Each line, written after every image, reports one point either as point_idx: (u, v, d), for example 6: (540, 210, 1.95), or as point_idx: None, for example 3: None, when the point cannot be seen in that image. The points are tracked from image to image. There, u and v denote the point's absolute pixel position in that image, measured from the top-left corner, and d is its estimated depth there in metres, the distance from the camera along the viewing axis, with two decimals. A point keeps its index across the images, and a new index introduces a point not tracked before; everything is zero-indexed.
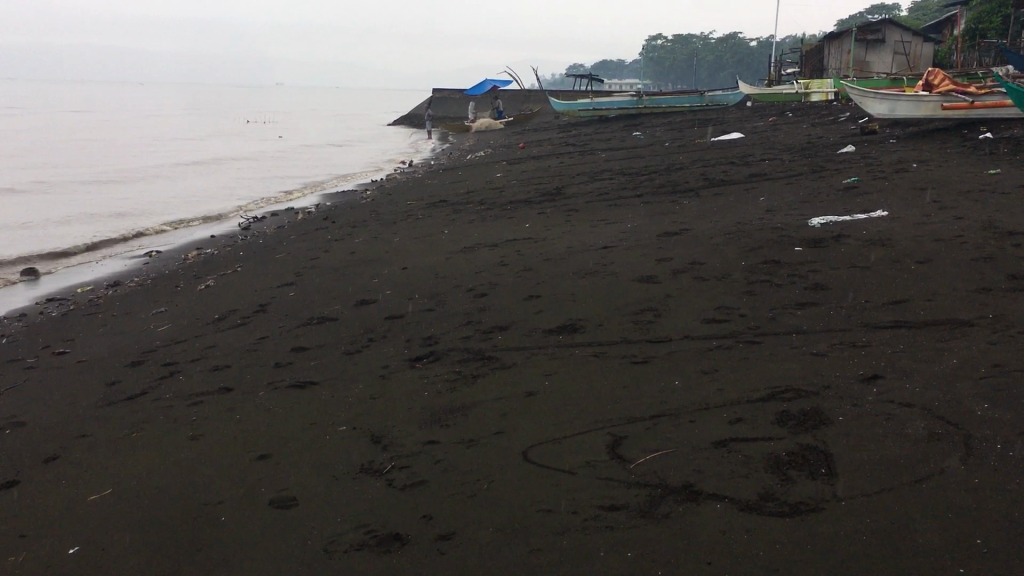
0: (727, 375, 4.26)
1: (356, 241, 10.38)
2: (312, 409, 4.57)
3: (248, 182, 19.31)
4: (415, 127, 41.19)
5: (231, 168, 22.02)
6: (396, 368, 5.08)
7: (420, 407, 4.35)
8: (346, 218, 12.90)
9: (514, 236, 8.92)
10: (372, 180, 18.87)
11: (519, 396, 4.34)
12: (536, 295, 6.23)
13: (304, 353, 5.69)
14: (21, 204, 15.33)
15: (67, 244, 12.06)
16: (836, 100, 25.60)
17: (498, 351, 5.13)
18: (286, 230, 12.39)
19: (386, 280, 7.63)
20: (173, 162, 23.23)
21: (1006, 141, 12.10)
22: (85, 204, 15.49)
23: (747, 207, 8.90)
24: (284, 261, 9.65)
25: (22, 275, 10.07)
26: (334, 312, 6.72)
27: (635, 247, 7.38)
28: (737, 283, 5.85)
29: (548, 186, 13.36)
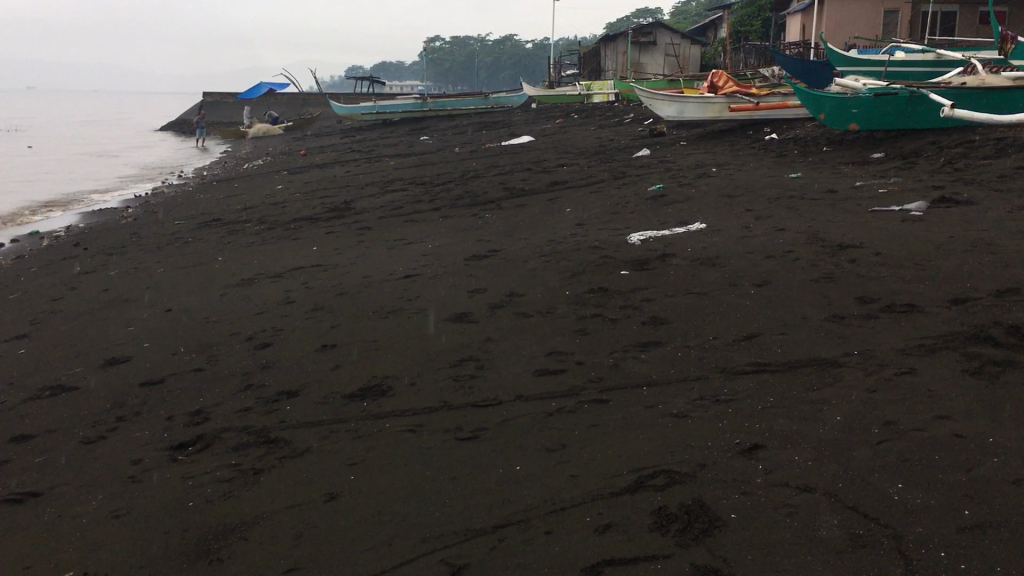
0: (579, 453, 3.42)
1: (112, 274, 8.88)
2: (23, 542, 3.32)
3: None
4: (186, 131, 38.43)
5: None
6: (152, 463, 3.89)
7: (180, 530, 3.23)
8: (101, 243, 11.22)
9: (303, 263, 7.79)
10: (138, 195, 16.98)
11: (319, 501, 3.30)
12: (330, 345, 5.19)
13: (24, 444, 4.36)
14: None
15: None
16: (619, 99, 25.90)
17: (285, 428, 4.06)
18: (25, 261, 10.57)
19: (146, 328, 6.33)
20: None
21: (793, 140, 12.23)
22: None
23: (556, 221, 8.25)
24: (18, 302, 8.05)
25: None
26: (74, 377, 5.38)
27: (444, 275, 6.47)
28: (565, 319, 5.07)
29: (338, 200, 12.22)
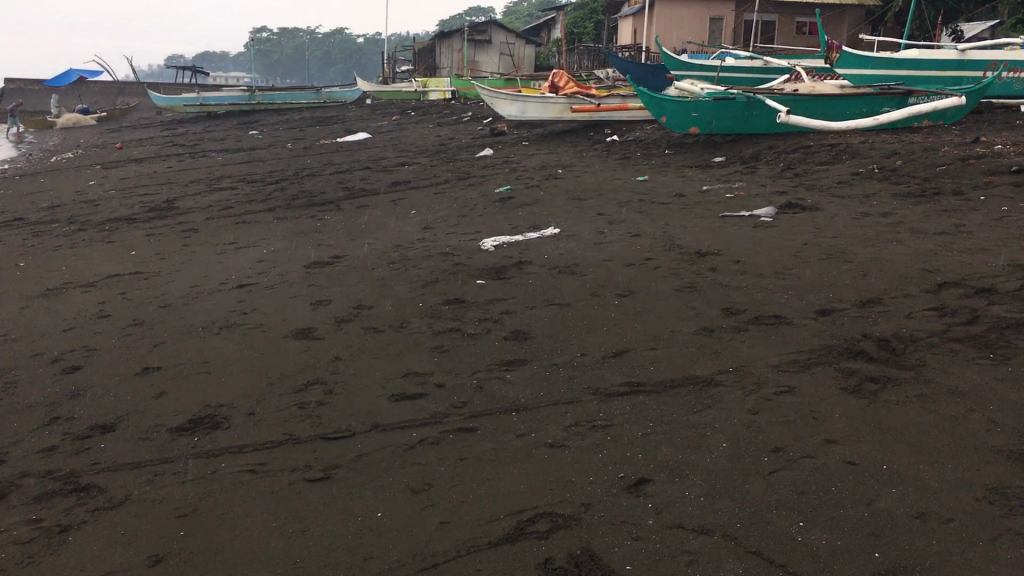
0: (745, 376, 3.59)
1: (424, 184, 10.11)
2: (278, 379, 4.13)
3: (349, 128, 19.54)
4: None
5: (335, 119, 22.43)
6: (401, 337, 4.55)
7: (390, 393, 3.86)
8: (427, 156, 12.70)
9: (578, 193, 8.30)
10: (472, 117, 18.77)
11: (522, 389, 3.75)
12: (567, 261, 5.67)
13: (304, 304, 5.29)
14: (126, 165, 15.84)
15: (148, 189, 12.19)
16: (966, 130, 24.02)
17: (502, 325, 4.57)
18: (366, 166, 12.30)
19: (427, 232, 7.21)
20: (284, 120, 23.90)
21: None
22: (188, 160, 15.89)
23: (832, 168, 8.10)
24: (337, 205, 9.29)
25: (93, 215, 10.15)
26: (360, 260, 6.33)
27: (699, 218, 6.66)
28: (798, 258, 5.10)
29: (638, 132, 12.73)
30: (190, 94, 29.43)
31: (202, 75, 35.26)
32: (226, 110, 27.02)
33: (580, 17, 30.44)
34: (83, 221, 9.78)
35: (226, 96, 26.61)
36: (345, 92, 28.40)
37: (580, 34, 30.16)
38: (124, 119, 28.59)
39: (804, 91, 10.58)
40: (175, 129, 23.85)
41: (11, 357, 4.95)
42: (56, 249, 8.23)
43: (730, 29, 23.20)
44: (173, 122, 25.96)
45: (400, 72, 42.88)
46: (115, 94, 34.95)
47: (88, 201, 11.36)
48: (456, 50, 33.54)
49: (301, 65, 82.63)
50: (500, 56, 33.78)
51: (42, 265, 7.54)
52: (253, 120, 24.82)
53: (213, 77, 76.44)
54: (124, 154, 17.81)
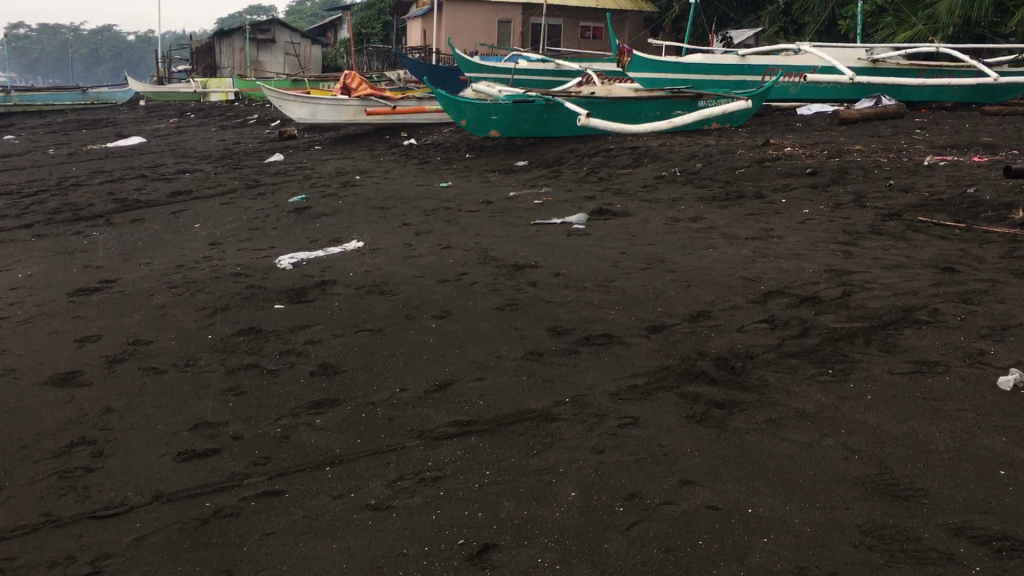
0: (584, 407, 3.27)
1: (210, 193, 9.29)
2: (31, 441, 3.40)
3: (122, 131, 18.04)
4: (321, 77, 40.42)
5: (104, 122, 20.66)
6: (187, 378, 3.92)
7: (176, 452, 3.24)
8: (212, 163, 11.77)
9: (378, 201, 7.82)
10: (258, 119, 17.80)
11: (333, 438, 3.26)
12: (374, 278, 5.20)
13: (66, 341, 4.52)
14: None
15: None
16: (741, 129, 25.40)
17: (306, 359, 4.04)
18: (142, 174, 11.23)
19: (215, 249, 6.51)
20: (46, 123, 21.81)
21: None
22: None
23: (635, 171, 8.07)
24: (108, 219, 8.33)
25: None
26: (138, 283, 5.57)
27: (510, 226, 6.37)
28: (619, 269, 4.89)
29: (435, 135, 12.38)
30: None
31: None
32: None
33: (366, 17, 29.78)
34: None
35: None
36: (115, 93, 26.34)
37: (368, 35, 29.51)
38: None
39: (600, 94, 10.61)
40: None
41: None
42: None
43: (519, 32, 23.19)
44: None
45: (177, 70, 40.44)
46: None
47: None
48: (239, 49, 32.06)
49: (66, 63, 76.60)
50: (284, 56, 32.51)
51: None
52: (10, 122, 22.49)
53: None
54: None
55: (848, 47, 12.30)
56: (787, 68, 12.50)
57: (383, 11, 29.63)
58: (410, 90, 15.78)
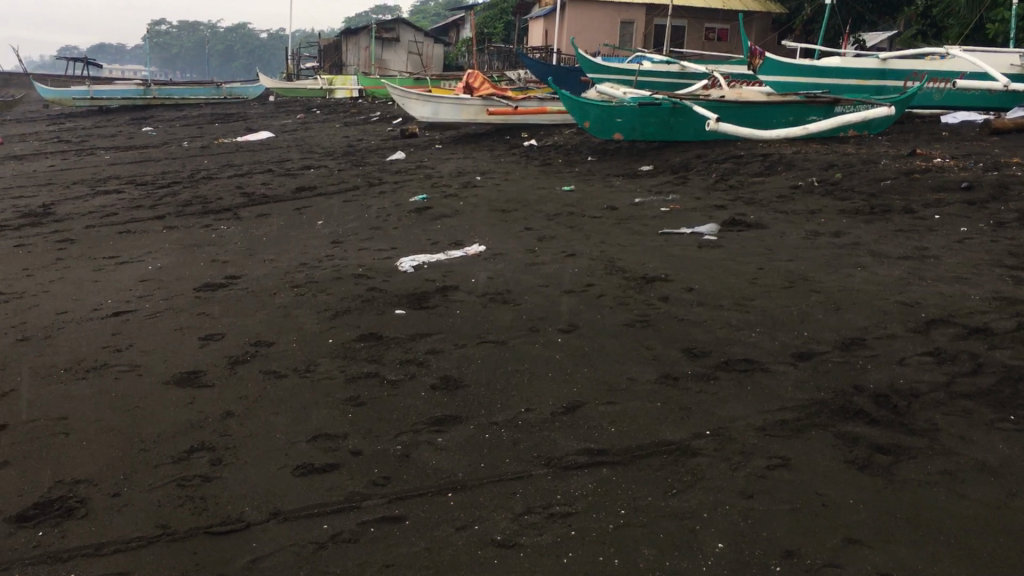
0: (729, 443, 2.98)
1: (333, 189, 9.31)
2: (150, 445, 3.33)
3: (251, 125, 18.48)
4: None
5: (235, 116, 21.25)
6: (308, 384, 3.81)
7: (294, 466, 3.12)
8: (335, 159, 11.87)
9: (500, 204, 7.66)
10: (381, 117, 17.97)
11: (456, 461, 3.08)
12: (496, 285, 5.01)
13: (188, 339, 4.48)
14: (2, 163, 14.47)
15: (23, 191, 11.02)
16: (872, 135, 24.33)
17: (425, 370, 3.87)
18: (268, 168, 11.40)
19: (337, 247, 6.46)
20: (180, 116, 22.60)
21: None
22: (72, 159, 14.61)
23: (768, 179, 7.68)
24: (235, 213, 8.43)
25: None
26: (261, 281, 5.54)
27: (637, 235, 6.10)
28: (758, 286, 4.57)
29: (557, 136, 12.16)
30: (79, 86, 27.65)
31: (96, 66, 33.27)
32: (119, 104, 25.34)
33: (489, 16, 29.83)
34: None
35: (117, 89, 25.10)
36: (245, 88, 27.13)
37: (489, 34, 29.54)
38: (7, 111, 26.79)
39: (730, 98, 10.20)
40: (61, 122, 22.29)
41: None
42: None
43: (641, 32, 22.84)
44: (59, 116, 24.29)
45: (303, 66, 41.45)
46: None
47: None
48: (364, 47, 32.60)
49: (200, 59, 79.88)
50: (407, 55, 32.81)
51: None
52: (148, 115, 23.41)
53: (108, 70, 73.53)
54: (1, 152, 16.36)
55: (1001, 51, 11.52)
56: (931, 74, 11.79)
57: (506, 11, 29.64)
58: (531, 90, 15.62)
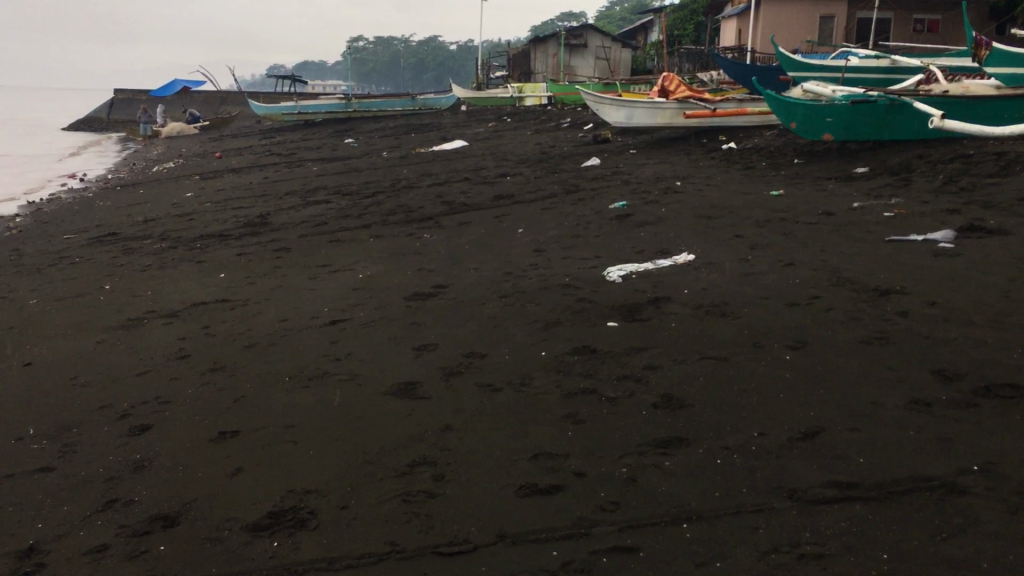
0: (1003, 482, 2.64)
1: (531, 196, 9.30)
2: (374, 457, 3.34)
3: (446, 134, 18.92)
4: None
5: (430, 126, 21.87)
6: (524, 399, 3.73)
7: (517, 486, 3.03)
8: (530, 166, 11.90)
9: (704, 210, 7.38)
10: (572, 122, 17.94)
11: (687, 488, 2.89)
12: (712, 297, 4.76)
13: (402, 349, 4.51)
14: (222, 175, 15.48)
15: (242, 202, 11.70)
16: None
17: (644, 388, 3.70)
18: (466, 176, 11.57)
19: (540, 255, 6.40)
20: (379, 127, 23.48)
21: None
22: (283, 170, 15.45)
23: (1005, 180, 6.99)
24: (437, 221, 8.56)
25: (183, 229, 9.65)
26: (469, 290, 5.55)
27: (861, 243, 5.68)
28: (1012, 301, 4.10)
29: (757, 138, 11.68)
30: (287, 102, 29.33)
31: (302, 83, 35.22)
32: (322, 117, 27.04)
33: (680, 18, 29.30)
34: (172, 237, 9.27)
35: (322, 103, 26.42)
36: (439, 98, 27.90)
37: (680, 35, 29.00)
38: (225, 127, 28.80)
39: (954, 92, 9.44)
40: (273, 136, 23.70)
41: (72, 404, 4.26)
42: (144, 269, 7.68)
43: (842, 27, 21.74)
44: (270, 130, 25.83)
45: (492, 75, 42.26)
46: (216, 103, 35.37)
47: (180, 215, 10.89)
48: (552, 54, 32.80)
49: (395, 73, 83.21)
50: (595, 60, 32.68)
51: (125, 287, 6.95)
52: (349, 127, 24.49)
53: (311, 86, 77.94)
54: (220, 164, 17.52)
55: None
56: None
57: (697, 11, 29.02)
58: (727, 92, 15.12)
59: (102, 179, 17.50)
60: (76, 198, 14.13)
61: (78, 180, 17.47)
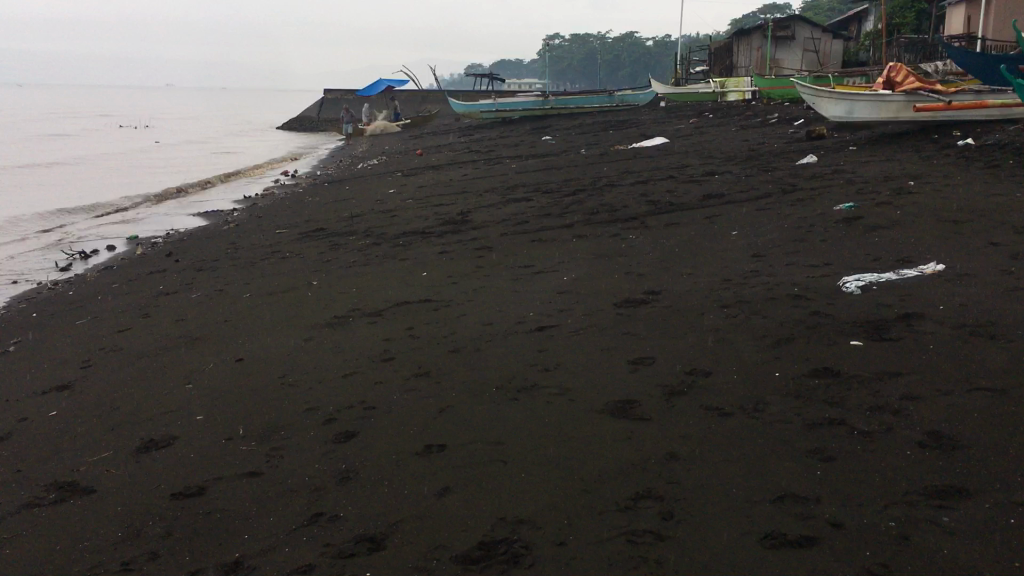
0: None
1: (742, 196, 8.72)
2: (593, 487, 3.00)
3: (645, 131, 18.41)
4: None
5: (629, 122, 21.43)
6: (758, 427, 3.28)
7: (760, 534, 2.61)
8: (738, 164, 11.27)
9: (947, 213, 6.59)
10: (780, 117, 17.00)
11: (976, 555, 2.38)
12: (975, 316, 4.11)
13: (615, 362, 4.15)
14: (424, 172, 15.69)
15: (442, 198, 11.73)
16: None
17: (903, 422, 3.17)
18: (670, 174, 11.08)
19: (761, 260, 5.87)
20: (576, 124, 23.26)
21: None
22: (483, 166, 15.46)
23: None
24: (643, 221, 8.16)
25: (386, 226, 9.73)
26: (684, 297, 5.12)
27: None
28: None
29: (999, 133, 10.53)
30: (485, 99, 29.65)
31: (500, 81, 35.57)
32: (519, 115, 27.19)
33: (899, 6, 27.38)
34: (376, 233, 9.35)
35: (519, 100, 26.53)
36: (637, 95, 27.39)
37: (898, 24, 27.06)
38: (425, 125, 29.51)
39: None
40: (471, 134, 24.01)
41: (280, 404, 4.20)
42: (350, 265, 7.72)
43: None
44: (469, 128, 26.17)
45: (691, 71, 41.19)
46: (418, 101, 36.38)
47: (384, 212, 11.02)
48: (756, 47, 31.44)
49: (590, 70, 83.18)
50: (804, 53, 30.89)
51: (332, 283, 6.99)
52: (546, 124, 24.42)
53: (507, 84, 79.27)
54: (422, 161, 17.81)
55: None
56: None
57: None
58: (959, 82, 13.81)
59: (311, 175, 18.19)
60: (287, 194, 14.71)
61: (290, 176, 18.29)
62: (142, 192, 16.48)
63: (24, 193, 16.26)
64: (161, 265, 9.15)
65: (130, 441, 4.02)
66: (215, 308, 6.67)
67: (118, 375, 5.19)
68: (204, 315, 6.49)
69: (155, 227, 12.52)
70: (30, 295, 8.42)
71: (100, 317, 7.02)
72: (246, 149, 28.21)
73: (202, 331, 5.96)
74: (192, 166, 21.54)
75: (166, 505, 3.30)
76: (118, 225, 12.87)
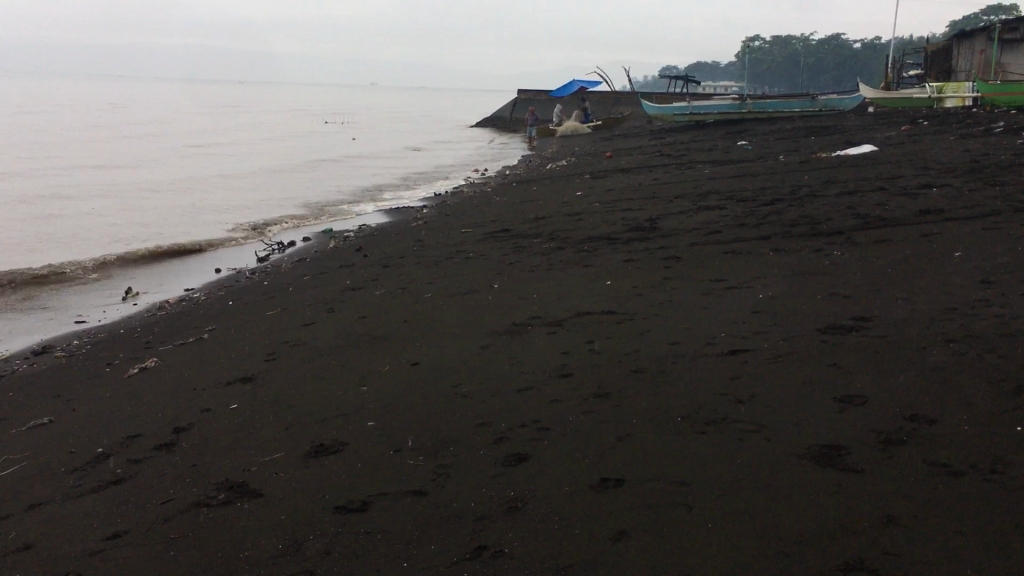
0: None
1: (966, 213, 7.86)
2: (792, 549, 2.60)
3: (852, 138, 17.25)
4: None
5: (834, 128, 20.23)
6: (998, 492, 2.76)
7: None
8: (959, 176, 10.26)
9: None
10: (1008, 126, 15.46)
11: None
12: None
13: (819, 398, 3.69)
14: (613, 175, 15.35)
15: (632, 203, 11.35)
16: None
17: None
18: (880, 185, 10.23)
19: (992, 287, 5.17)
20: (775, 129, 22.20)
21: None
22: (675, 171, 14.94)
23: None
24: (849, 236, 7.49)
25: (572, 231, 9.48)
26: (901, 326, 4.54)
27: None
28: None
29: None
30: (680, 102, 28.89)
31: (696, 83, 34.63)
32: (715, 118, 26.32)
33: None
34: (561, 238, 9.11)
35: (716, 103, 25.66)
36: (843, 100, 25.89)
37: None
38: (616, 127, 29.13)
39: None
40: (664, 137, 23.41)
41: (451, 417, 4.00)
42: (533, 270, 7.51)
43: None
44: (662, 131, 25.56)
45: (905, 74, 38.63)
46: (611, 102, 36.00)
47: (572, 215, 10.76)
48: (980, 49, 28.99)
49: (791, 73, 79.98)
50: None
51: (514, 288, 6.80)
52: (744, 128, 23.47)
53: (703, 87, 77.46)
54: (612, 164, 17.47)
55: None
56: None
57: None
58: None
59: (500, 175, 18.23)
60: (476, 193, 14.77)
61: (480, 175, 18.38)
62: (339, 189, 17.01)
63: (233, 187, 17.15)
64: (350, 260, 9.30)
65: (300, 444, 3.95)
66: (396, 307, 6.62)
67: (298, 371, 5.19)
68: (386, 313, 6.46)
69: (348, 222, 12.82)
70: (228, 284, 8.72)
71: (288, 309, 7.13)
72: (440, 147, 28.78)
73: (382, 331, 5.90)
74: (388, 163, 22.14)
75: (326, 519, 3.16)
76: (314, 219, 13.27)
